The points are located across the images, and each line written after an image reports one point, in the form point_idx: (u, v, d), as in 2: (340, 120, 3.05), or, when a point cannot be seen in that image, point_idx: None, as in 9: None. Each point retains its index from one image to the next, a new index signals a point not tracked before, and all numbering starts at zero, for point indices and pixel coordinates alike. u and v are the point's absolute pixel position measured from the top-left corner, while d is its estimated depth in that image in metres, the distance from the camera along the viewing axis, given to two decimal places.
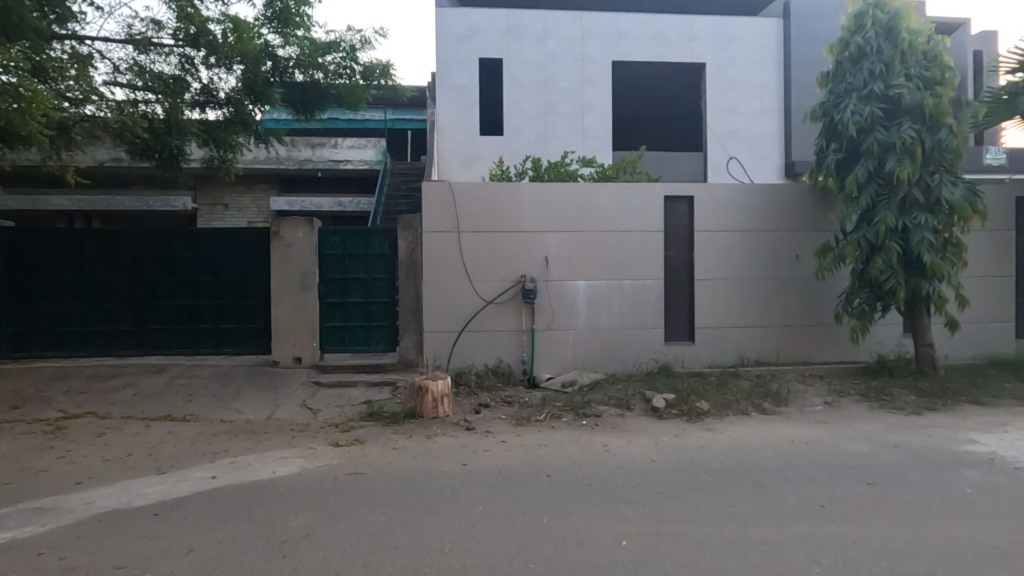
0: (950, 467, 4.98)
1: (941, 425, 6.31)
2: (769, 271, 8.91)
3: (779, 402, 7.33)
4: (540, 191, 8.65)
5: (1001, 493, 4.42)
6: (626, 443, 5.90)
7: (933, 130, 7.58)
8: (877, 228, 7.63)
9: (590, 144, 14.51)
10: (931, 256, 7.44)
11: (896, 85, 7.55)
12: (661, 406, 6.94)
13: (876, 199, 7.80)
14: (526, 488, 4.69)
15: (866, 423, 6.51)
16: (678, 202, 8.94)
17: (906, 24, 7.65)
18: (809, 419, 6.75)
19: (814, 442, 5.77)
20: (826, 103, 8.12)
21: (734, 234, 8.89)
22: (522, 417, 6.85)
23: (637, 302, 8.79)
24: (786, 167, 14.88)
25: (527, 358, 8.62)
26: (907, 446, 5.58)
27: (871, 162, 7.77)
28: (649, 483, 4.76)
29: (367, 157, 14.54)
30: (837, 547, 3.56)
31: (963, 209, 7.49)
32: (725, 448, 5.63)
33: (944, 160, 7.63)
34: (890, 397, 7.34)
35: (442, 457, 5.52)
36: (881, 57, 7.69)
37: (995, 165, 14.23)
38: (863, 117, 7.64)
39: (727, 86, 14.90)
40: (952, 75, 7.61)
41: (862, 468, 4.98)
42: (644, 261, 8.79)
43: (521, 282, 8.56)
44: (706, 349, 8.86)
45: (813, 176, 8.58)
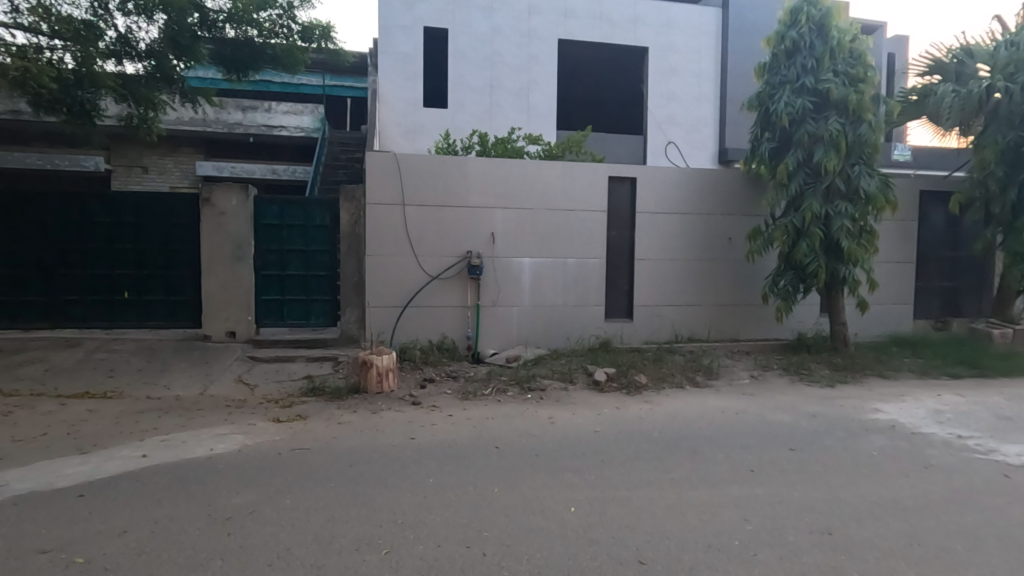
0: (860, 433, 5.51)
1: (851, 396, 6.94)
2: (703, 252, 9.35)
3: (711, 375, 7.80)
4: (487, 166, 8.59)
5: (901, 455, 4.94)
6: (571, 415, 6.10)
7: (855, 125, 8.13)
8: (803, 215, 8.16)
9: (535, 121, 14.52)
10: (848, 242, 8.06)
11: (825, 80, 8.03)
12: (602, 379, 7.21)
13: (803, 187, 8.32)
14: (476, 460, 4.75)
15: (787, 395, 7.04)
16: (621, 183, 9.16)
17: (836, 22, 8.10)
18: (737, 392, 7.23)
19: (742, 412, 6.19)
20: (762, 93, 8.56)
21: (673, 217, 9.24)
22: (467, 391, 6.91)
23: (580, 279, 8.99)
24: (720, 154, 15.52)
25: (471, 334, 8.66)
26: (822, 415, 6.10)
27: (801, 152, 8.25)
28: (594, 452, 4.95)
29: (304, 124, 13.83)
30: (766, 507, 3.86)
31: (877, 199, 8.10)
32: (661, 419, 5.96)
33: (863, 153, 8.21)
34: (807, 371, 7.98)
35: (390, 432, 5.47)
36: (813, 53, 8.15)
37: (901, 161, 15.47)
38: (795, 108, 8.11)
39: (667, 71, 15.27)
40: (874, 74, 8.13)
41: (785, 436, 5.40)
42: (588, 240, 8.97)
43: (467, 258, 8.53)
44: (644, 325, 9.22)
45: (748, 163, 9.03)
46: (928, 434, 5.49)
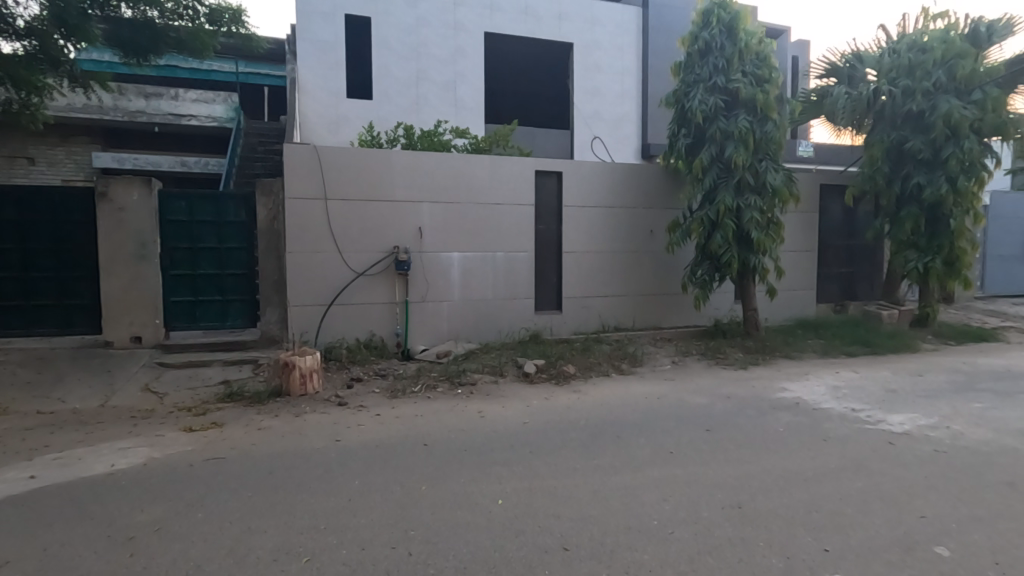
0: (768, 411, 5.92)
1: (762, 377, 7.43)
2: (627, 244, 9.66)
3: (635, 362, 8.12)
4: (412, 160, 8.44)
5: (803, 429, 5.35)
6: (500, 408, 6.14)
7: (762, 122, 8.65)
8: (717, 208, 8.62)
9: (463, 115, 14.41)
10: (758, 233, 8.59)
11: (734, 80, 8.48)
12: (531, 371, 7.32)
13: (716, 181, 8.77)
14: (403, 458, 4.68)
15: (705, 378, 7.45)
16: (547, 177, 9.29)
17: (744, 25, 8.57)
18: (659, 377, 7.57)
19: (663, 397, 6.48)
20: (678, 91, 8.95)
21: (598, 210, 9.48)
22: (396, 389, 6.79)
23: (510, 273, 9.05)
24: (643, 149, 16.05)
25: (401, 331, 8.51)
26: (736, 396, 6.50)
27: (714, 148, 8.69)
28: (522, 444, 5.02)
29: (216, 113, 12.97)
30: (682, 487, 4.06)
31: (782, 192, 8.66)
32: (588, 407, 6.14)
33: (769, 149, 8.75)
34: (723, 355, 8.47)
35: (313, 435, 5.28)
36: (723, 53, 8.59)
37: (805, 156, 16.65)
38: (708, 106, 8.52)
39: (592, 67, 15.59)
40: (778, 75, 8.66)
41: (703, 418, 5.69)
42: (516, 234, 9.03)
43: (394, 253, 8.37)
44: (573, 316, 9.43)
45: (667, 158, 9.40)
46: (827, 408, 5.98)
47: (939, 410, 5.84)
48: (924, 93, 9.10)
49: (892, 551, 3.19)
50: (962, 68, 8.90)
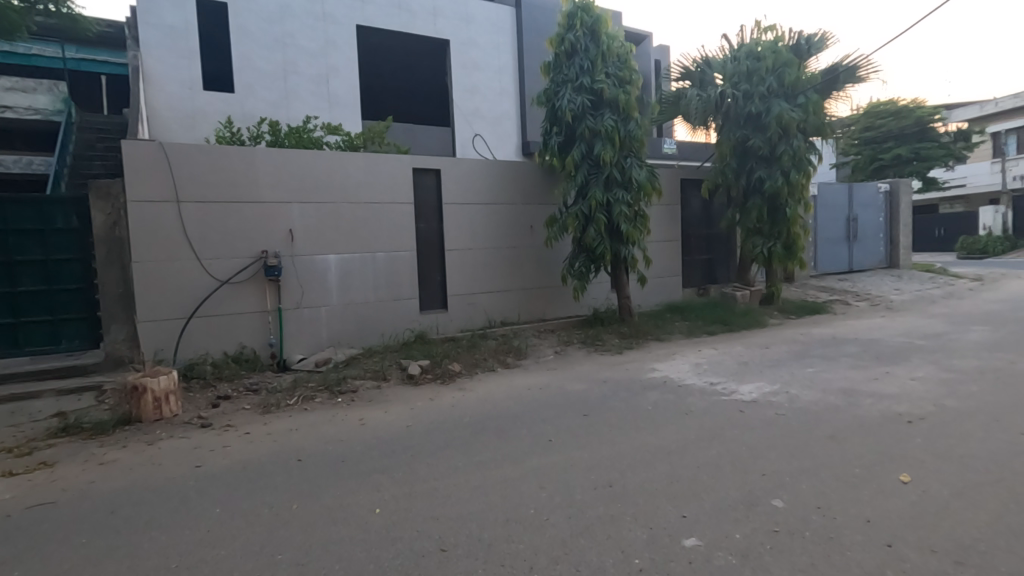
0: (640, 391, 6.34)
1: (635, 360, 7.94)
2: (508, 239, 9.83)
3: (520, 355, 8.32)
4: (278, 158, 7.91)
5: (669, 405, 5.79)
6: (383, 413, 5.97)
7: (625, 121, 9.19)
8: (590, 203, 9.05)
9: (337, 110, 13.77)
10: (626, 225, 9.12)
11: (599, 81, 8.93)
12: (416, 372, 7.20)
13: (587, 177, 9.19)
14: (274, 477, 4.39)
15: (584, 365, 7.81)
16: (425, 174, 9.16)
17: (605, 28, 9.05)
18: (542, 368, 7.81)
19: (546, 387, 6.70)
20: (549, 91, 9.27)
21: (478, 207, 9.54)
22: (269, 404, 6.34)
23: (391, 273, 8.81)
24: (523, 146, 16.40)
25: (275, 340, 7.95)
26: (611, 380, 6.89)
27: (584, 145, 9.11)
28: (404, 447, 4.92)
29: (40, 104, 11.20)
30: (558, 473, 4.20)
31: (647, 187, 9.26)
32: (473, 404, 6.17)
33: (633, 146, 9.31)
34: (601, 342, 8.93)
35: (169, 463, 4.77)
36: (588, 55, 9.01)
37: (670, 153, 17.89)
38: (576, 105, 8.91)
39: (469, 65, 15.62)
40: (637, 77, 9.24)
41: (581, 404, 5.95)
42: (396, 233, 8.82)
43: (263, 258, 7.79)
44: (458, 314, 9.42)
45: (541, 155, 9.67)
46: (689, 384, 6.54)
47: (780, 377, 6.61)
48: (761, 96, 10.24)
49: (739, 509, 3.54)
50: (789, 75, 10.13)
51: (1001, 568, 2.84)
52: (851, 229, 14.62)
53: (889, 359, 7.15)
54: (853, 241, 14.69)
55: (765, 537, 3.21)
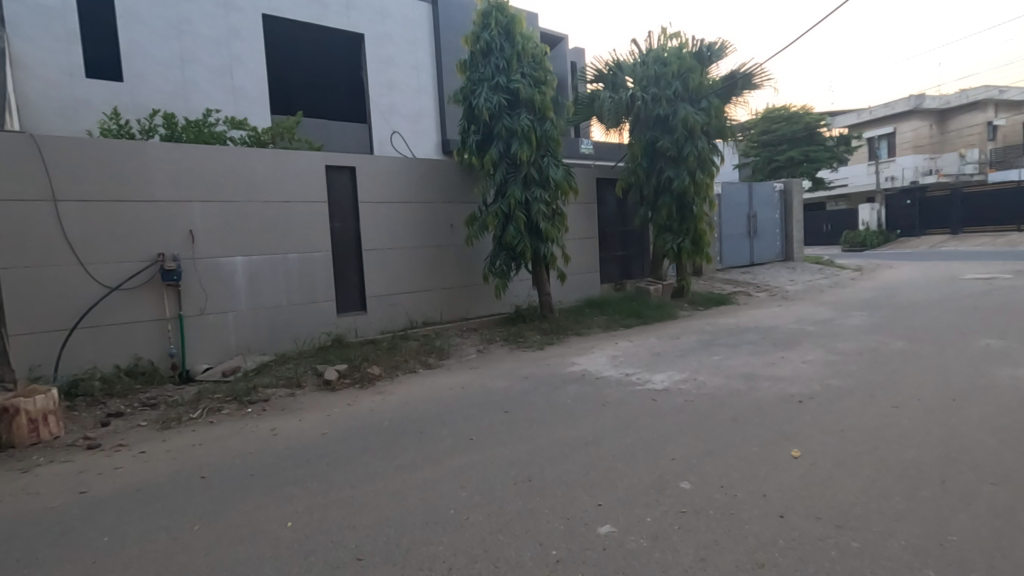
0: (560, 386, 6.48)
1: (556, 355, 8.11)
2: (428, 238, 9.69)
3: (442, 355, 8.25)
4: (174, 153, 7.33)
5: (587, 398, 5.97)
6: (297, 422, 5.70)
7: (541, 121, 9.33)
8: (509, 201, 9.12)
9: (242, 103, 12.99)
10: (545, 223, 9.26)
11: (514, 81, 9.01)
12: (333, 377, 6.95)
13: (506, 176, 9.26)
14: (174, 498, 4.07)
15: (507, 362, 7.87)
16: (339, 172, 8.84)
17: (520, 29, 9.15)
18: (465, 367, 7.79)
19: (468, 386, 6.69)
20: (465, 89, 9.26)
21: (396, 206, 9.34)
22: (169, 418, 5.88)
23: (305, 275, 8.43)
24: (443, 144, 16.24)
25: (176, 350, 7.37)
26: (533, 376, 7.00)
27: (501, 144, 9.17)
28: (320, 456, 4.73)
29: None
30: (479, 471, 4.21)
31: (564, 186, 9.44)
32: (393, 407, 6.04)
33: (549, 146, 9.46)
34: (523, 339, 9.04)
35: (48, 491, 4.29)
36: (503, 54, 9.08)
37: (586, 153, 18.48)
38: (493, 104, 8.95)
39: (385, 60, 15.24)
40: (552, 78, 9.40)
41: (503, 401, 6.00)
42: (309, 233, 8.45)
43: (159, 261, 7.18)
44: (378, 316, 9.18)
45: (460, 154, 9.62)
46: (607, 376, 6.77)
47: (689, 366, 7.01)
48: (668, 100, 10.78)
49: (650, 493, 3.70)
50: (693, 80, 10.72)
51: (875, 528, 3.16)
52: (752, 225, 15.74)
53: (784, 344, 7.78)
54: (753, 237, 15.82)
55: (673, 518, 3.39)
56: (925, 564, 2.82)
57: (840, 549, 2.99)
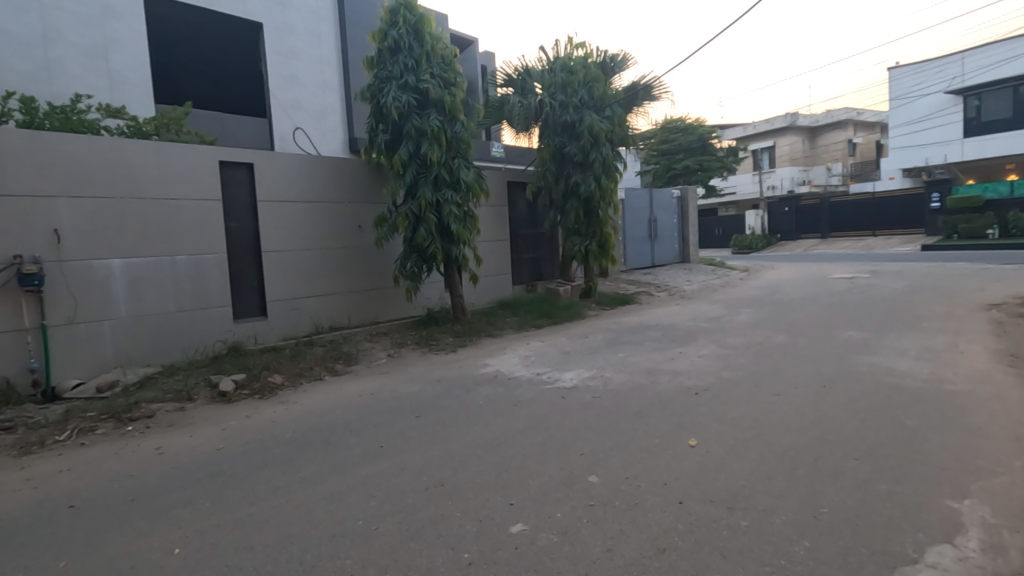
0: (472, 387, 6.48)
1: (468, 357, 8.10)
2: (334, 240, 9.31)
3: (350, 361, 7.95)
4: (34, 142, 6.48)
5: (499, 398, 6.01)
6: (186, 439, 5.23)
7: (451, 123, 9.27)
8: (419, 202, 8.97)
9: (121, 90, 11.79)
10: (456, 225, 9.19)
11: (423, 81, 8.90)
12: (229, 389, 6.47)
13: (416, 176, 9.10)
14: (35, 532, 3.58)
15: (418, 366, 7.74)
16: (235, 168, 8.26)
17: (429, 28, 9.04)
18: (375, 372, 7.56)
19: (378, 391, 6.50)
20: (373, 87, 9.04)
21: (299, 205, 8.88)
22: (30, 442, 5.18)
23: (195, 279, 7.77)
24: (350, 142, 15.66)
25: (39, 365, 6.50)
26: (445, 378, 6.93)
27: (411, 144, 9.01)
28: (214, 474, 4.38)
29: None
30: (389, 479, 4.10)
31: (475, 188, 9.41)
32: (297, 417, 5.73)
33: (460, 148, 9.40)
34: (434, 341, 8.94)
35: None
36: (412, 53, 8.95)
37: (497, 156, 18.70)
38: (402, 103, 8.78)
39: (286, 52, 14.41)
40: (462, 79, 9.36)
41: (414, 405, 5.89)
42: (200, 233, 7.81)
43: (15, 264, 6.31)
44: (280, 321, 8.67)
45: (368, 153, 9.33)
46: (518, 376, 6.87)
47: (596, 363, 7.28)
48: (574, 107, 11.13)
49: (560, 489, 3.79)
50: (597, 89, 11.15)
51: (760, 506, 3.45)
52: (653, 229, 16.67)
53: (681, 341, 8.30)
54: (654, 240, 16.75)
55: (581, 512, 3.49)
56: (802, 536, 3.12)
57: (731, 529, 3.22)
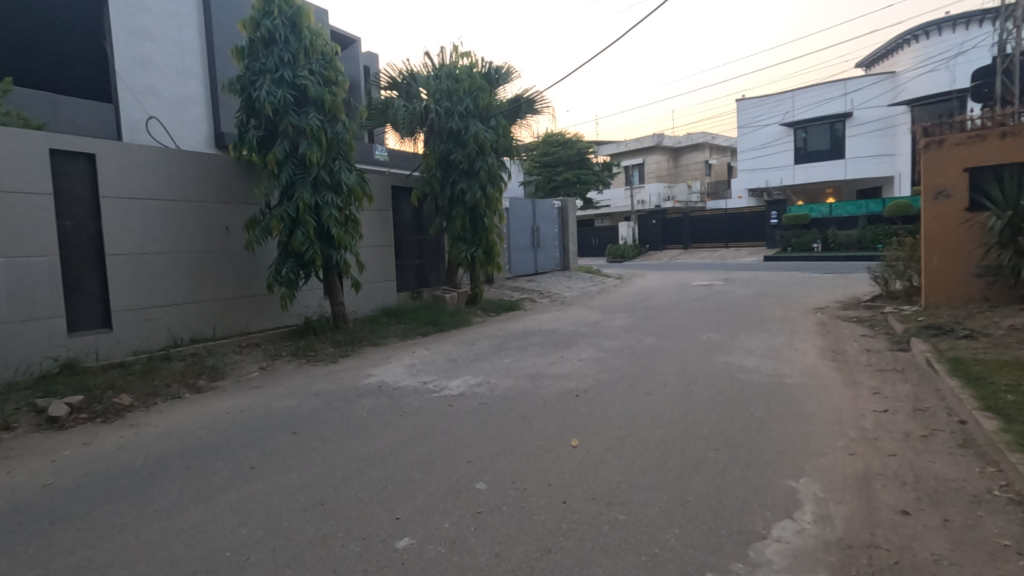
0: (354, 399, 6.20)
1: (350, 368, 7.75)
2: (196, 243, 8.43)
3: (215, 376, 7.24)
4: None
5: (383, 409, 5.82)
6: (3, 476, 4.41)
7: (332, 122, 8.83)
8: (296, 204, 8.44)
9: None
10: (337, 229, 8.74)
11: (301, 76, 8.43)
12: (61, 414, 5.58)
13: (293, 177, 8.57)
14: None
15: (295, 379, 7.26)
16: (70, 158, 7.17)
17: (307, 22, 8.58)
18: (244, 387, 6.96)
19: (248, 408, 5.98)
20: (243, 78, 8.39)
21: (154, 203, 7.94)
22: None
23: (16, 285, 6.61)
24: (216, 137, 14.10)
25: None
26: (325, 391, 6.56)
27: (287, 143, 8.47)
28: (41, 515, 3.74)
29: None
30: (262, 503, 3.78)
31: (357, 191, 9.02)
32: (149, 441, 5.09)
33: (342, 149, 8.99)
34: (313, 352, 8.44)
35: None
36: (288, 47, 8.44)
37: (381, 160, 18.22)
38: (277, 99, 8.25)
39: (138, 32, 12.66)
40: (344, 78, 8.96)
41: (289, 421, 5.51)
42: (23, 232, 6.66)
43: None
44: (129, 334, 7.66)
45: (237, 150, 8.63)
46: (403, 386, 6.70)
47: (482, 370, 7.33)
48: (460, 115, 11.18)
49: (447, 499, 3.76)
50: (482, 99, 11.29)
51: (635, 500, 3.68)
52: (535, 237, 17.22)
53: (563, 345, 8.65)
54: (537, 248, 17.32)
55: (469, 520, 3.48)
56: (672, 524, 3.39)
57: (611, 523, 3.41)
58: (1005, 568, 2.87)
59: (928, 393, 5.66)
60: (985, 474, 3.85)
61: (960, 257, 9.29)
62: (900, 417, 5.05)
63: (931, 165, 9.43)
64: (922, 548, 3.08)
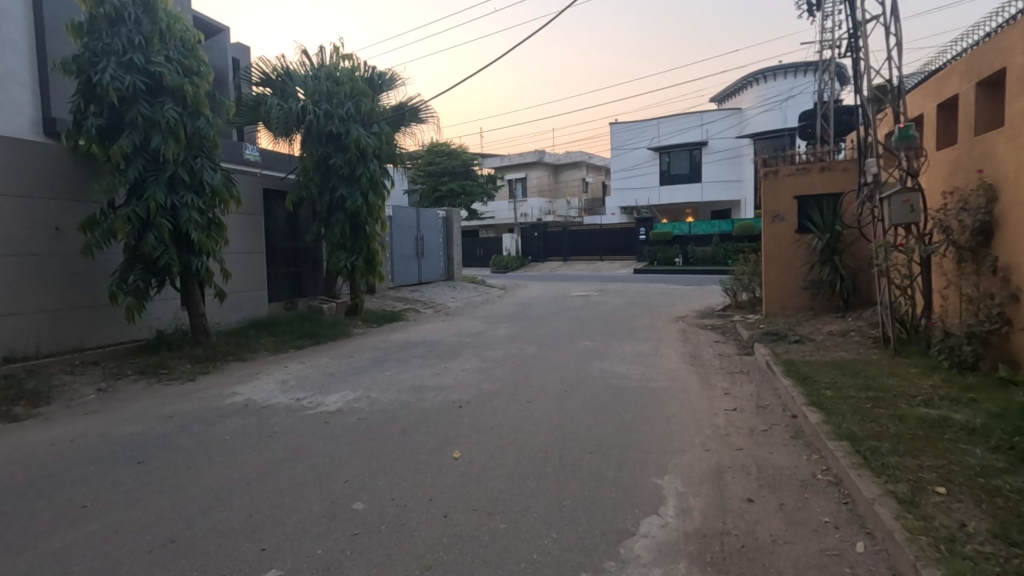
0: (215, 421, 5.63)
1: (211, 386, 7.04)
2: (14, 245, 7.18)
3: (38, 401, 6.19)
4: None
5: (250, 430, 5.35)
6: None
7: (193, 116, 8.01)
8: (147, 205, 7.53)
9: None
10: (197, 233, 7.91)
11: (155, 63, 7.57)
12: None
13: (143, 174, 7.65)
14: None
15: (142, 400, 6.43)
16: None
17: (164, 4, 7.74)
18: (77, 412, 6.02)
19: (81, 437, 5.17)
20: (81, 59, 7.34)
21: None
22: None
23: None
24: None
25: None
26: (179, 414, 5.87)
27: (136, 135, 7.54)
28: None
29: None
30: (98, 546, 3.29)
31: (222, 193, 8.23)
32: None
33: (204, 146, 8.19)
34: (167, 369, 7.55)
35: None
36: (140, 29, 7.55)
37: (252, 160, 16.88)
38: (124, 85, 7.33)
39: None
40: (208, 69, 8.19)
41: (133, 450, 4.85)
42: None
43: None
44: None
45: (71, 139, 7.51)
46: (273, 404, 6.22)
47: (362, 384, 7.04)
48: (339, 118, 10.75)
49: (320, 523, 3.54)
50: (364, 104, 10.95)
51: (515, 508, 3.75)
52: (420, 247, 17.00)
53: (447, 356, 8.60)
54: (421, 258, 17.08)
55: (345, 543, 3.32)
56: (550, 529, 3.49)
57: (491, 533, 3.43)
58: (825, 542, 3.33)
59: (768, 392, 6.43)
60: (811, 461, 4.46)
61: (791, 272, 10.73)
62: (747, 414, 5.68)
63: (768, 192, 10.82)
64: (762, 531, 3.48)
